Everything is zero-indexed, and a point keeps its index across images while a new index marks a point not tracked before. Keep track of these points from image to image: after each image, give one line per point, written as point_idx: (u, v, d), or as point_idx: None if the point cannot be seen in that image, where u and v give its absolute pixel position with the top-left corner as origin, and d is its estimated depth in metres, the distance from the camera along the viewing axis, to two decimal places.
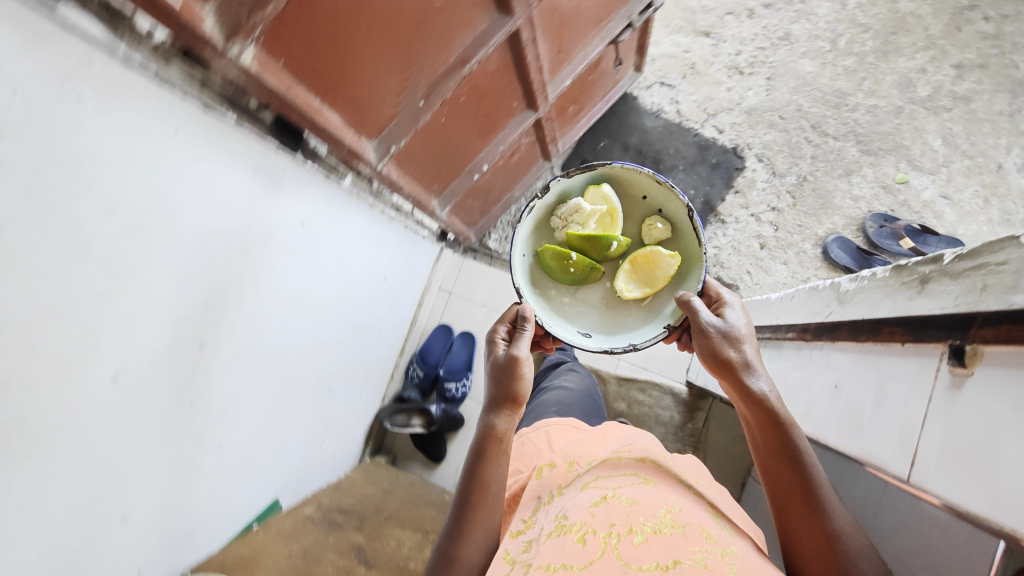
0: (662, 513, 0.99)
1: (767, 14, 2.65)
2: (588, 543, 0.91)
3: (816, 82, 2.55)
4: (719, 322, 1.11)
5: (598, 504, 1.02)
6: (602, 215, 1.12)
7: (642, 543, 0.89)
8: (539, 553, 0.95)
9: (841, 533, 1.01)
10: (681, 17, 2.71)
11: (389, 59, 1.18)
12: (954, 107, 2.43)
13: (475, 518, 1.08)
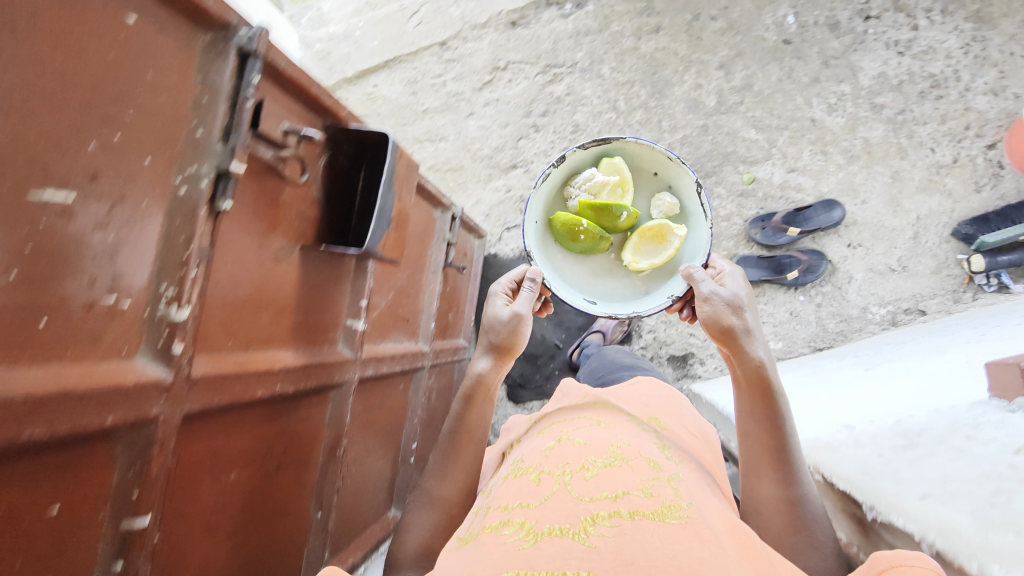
0: (612, 449, 1.02)
1: (549, 120, 2.77)
2: (543, 481, 0.96)
3: None
4: (722, 292, 1.25)
5: (552, 447, 1.07)
6: (613, 186, 1.28)
7: (594, 477, 0.93)
8: (499, 504, 0.99)
9: (803, 498, 1.16)
10: (485, 166, 2.81)
11: (264, 516, 1.12)
12: (743, 99, 2.57)
13: (450, 476, 1.32)
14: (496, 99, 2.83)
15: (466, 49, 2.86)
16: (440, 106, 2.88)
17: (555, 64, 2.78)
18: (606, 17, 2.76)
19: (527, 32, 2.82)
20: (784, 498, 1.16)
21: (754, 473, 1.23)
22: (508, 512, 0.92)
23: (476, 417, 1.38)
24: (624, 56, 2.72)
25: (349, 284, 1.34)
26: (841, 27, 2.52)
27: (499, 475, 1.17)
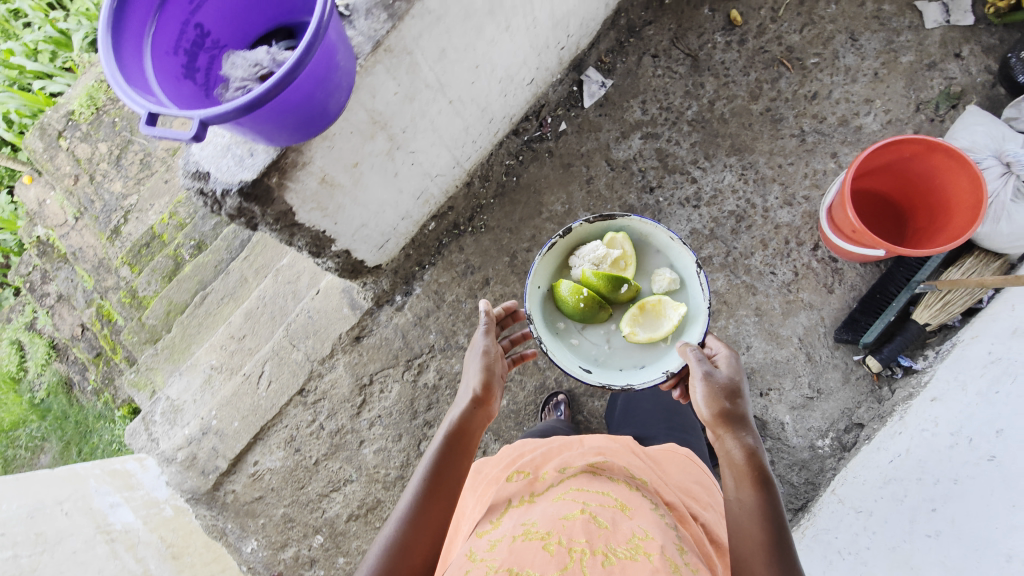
0: (633, 540, 1.38)
1: (438, 411, 2.68)
2: (556, 551, 1.31)
3: (521, 403, 2.62)
4: (720, 378, 1.62)
5: (570, 518, 1.42)
6: (619, 261, 1.97)
7: (610, 564, 1.28)
8: (509, 553, 1.33)
9: None
10: (402, 487, 2.64)
11: None
12: None
13: (427, 513, 1.42)
14: (379, 415, 2.72)
15: (326, 383, 2.76)
16: (329, 450, 2.72)
17: (415, 356, 2.74)
18: (437, 291, 2.78)
19: (374, 339, 2.77)
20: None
21: (743, 559, 1.40)
22: (517, 572, 1.26)
23: (459, 465, 1.52)
24: (472, 319, 2.72)
25: None
26: (636, 207, 2.66)
27: (506, 527, 1.48)
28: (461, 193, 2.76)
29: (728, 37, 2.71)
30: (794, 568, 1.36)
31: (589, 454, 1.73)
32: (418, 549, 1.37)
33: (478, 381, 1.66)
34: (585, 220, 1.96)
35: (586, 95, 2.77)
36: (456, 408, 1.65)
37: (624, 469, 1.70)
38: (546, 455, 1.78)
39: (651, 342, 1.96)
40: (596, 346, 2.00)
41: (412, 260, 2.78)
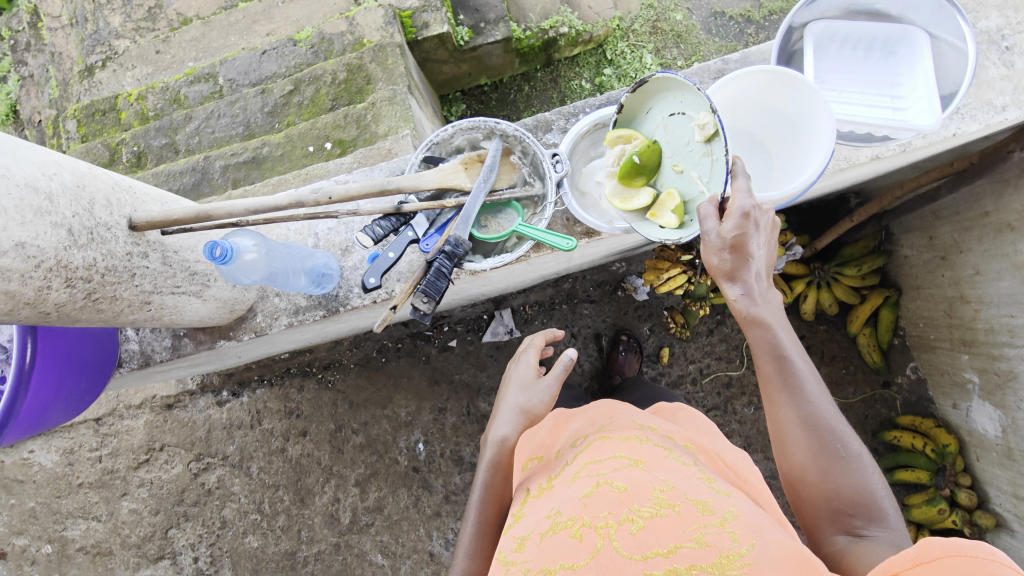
0: (654, 492, 1.21)
1: (198, 511, 2.77)
2: (584, 538, 1.15)
3: (266, 553, 2.72)
4: (716, 235, 1.20)
5: (590, 494, 1.23)
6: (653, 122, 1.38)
7: (639, 531, 1.13)
8: (538, 554, 1.17)
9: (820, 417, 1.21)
10: (133, 553, 2.77)
11: None
12: (373, 520, 2.67)
13: (484, 528, 1.51)
14: (150, 481, 2.79)
15: (120, 426, 2.79)
16: (94, 482, 2.80)
17: (208, 454, 2.78)
18: (258, 411, 2.76)
19: (183, 415, 2.79)
20: (802, 418, 1.22)
21: (770, 400, 1.26)
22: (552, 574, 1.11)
23: (507, 483, 1.57)
24: (272, 457, 2.75)
25: None
26: (463, 461, 2.65)
27: (530, 522, 1.27)
28: (326, 344, 2.71)
29: (646, 366, 2.51)
30: (814, 395, 1.24)
31: (595, 414, 1.55)
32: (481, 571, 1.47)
33: (515, 400, 1.68)
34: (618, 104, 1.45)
35: (489, 329, 2.63)
36: (502, 419, 1.65)
37: (627, 423, 1.47)
38: (546, 428, 1.56)
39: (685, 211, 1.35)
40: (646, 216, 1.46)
41: (252, 371, 2.76)
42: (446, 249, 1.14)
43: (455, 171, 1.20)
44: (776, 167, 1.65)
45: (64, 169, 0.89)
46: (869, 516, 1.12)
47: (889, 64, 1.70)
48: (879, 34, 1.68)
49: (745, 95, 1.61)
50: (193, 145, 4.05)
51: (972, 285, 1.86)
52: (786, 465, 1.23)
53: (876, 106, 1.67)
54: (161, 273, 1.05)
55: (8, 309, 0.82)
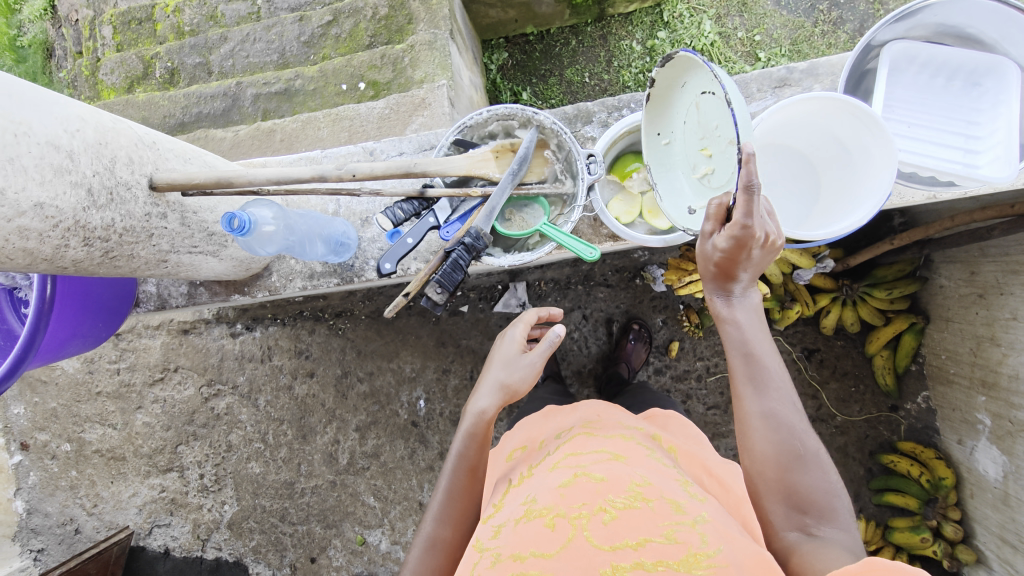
0: (632, 486, 1.23)
1: (206, 432, 2.92)
2: (558, 528, 1.16)
3: (266, 480, 2.87)
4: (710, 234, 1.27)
5: (567, 485, 1.24)
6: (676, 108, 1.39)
7: (612, 521, 1.16)
8: (511, 539, 1.16)
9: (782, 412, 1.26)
10: (144, 462, 2.95)
11: None
12: (369, 465, 2.79)
13: (453, 501, 1.44)
14: (164, 399, 2.92)
15: (138, 344, 2.91)
16: (112, 393, 2.95)
17: (219, 381, 2.89)
18: (270, 347, 2.85)
19: (198, 341, 2.89)
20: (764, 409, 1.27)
21: (736, 391, 1.32)
22: (522, 560, 1.10)
23: (481, 454, 1.47)
24: (279, 393, 2.85)
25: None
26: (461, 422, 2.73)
27: (508, 511, 1.28)
28: (340, 293, 2.75)
29: (653, 357, 2.51)
30: (780, 390, 1.29)
31: (587, 412, 1.60)
32: (448, 545, 1.39)
33: (497, 374, 1.49)
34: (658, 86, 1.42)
35: (502, 300, 2.65)
36: (480, 391, 1.50)
37: (613, 424, 1.52)
38: (538, 426, 1.64)
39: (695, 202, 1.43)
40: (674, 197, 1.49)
41: (267, 309, 2.84)
42: (466, 240, 1.11)
43: (484, 159, 1.16)
44: (823, 190, 1.69)
45: (91, 130, 1.06)
46: (821, 517, 1.17)
47: (971, 95, 1.69)
48: (965, 62, 1.66)
49: (795, 118, 1.63)
50: (227, 67, 3.97)
51: (1004, 328, 1.79)
52: (746, 449, 1.27)
53: (947, 140, 1.68)
54: (178, 233, 1.26)
55: (27, 261, 0.99)
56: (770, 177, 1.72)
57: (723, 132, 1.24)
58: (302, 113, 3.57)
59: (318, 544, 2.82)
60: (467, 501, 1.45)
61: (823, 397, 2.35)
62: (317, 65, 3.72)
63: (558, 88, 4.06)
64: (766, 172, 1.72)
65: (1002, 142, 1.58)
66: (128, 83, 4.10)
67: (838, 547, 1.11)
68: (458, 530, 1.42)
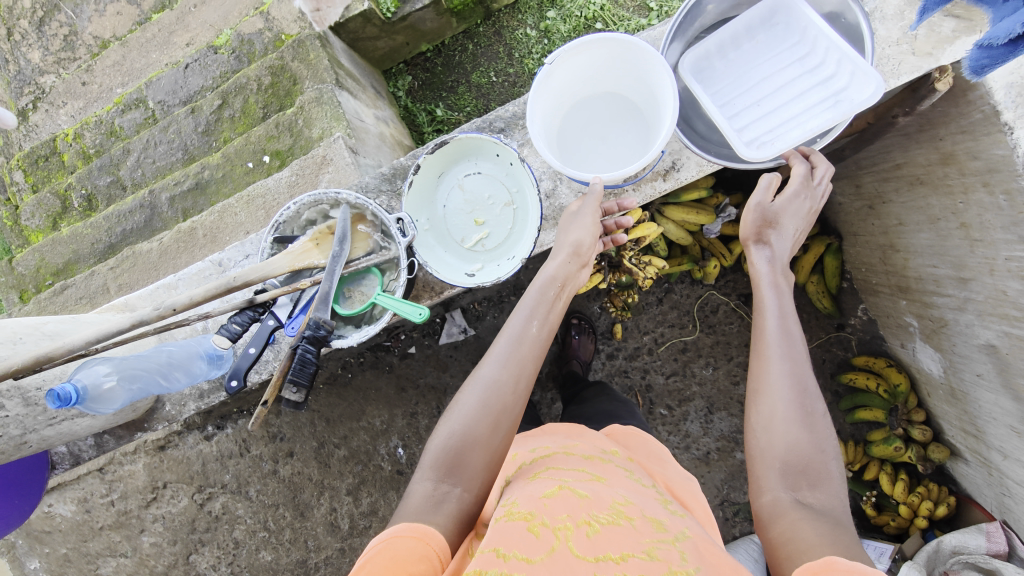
0: (614, 506, 1.25)
1: (211, 537, 2.97)
2: (542, 535, 1.12)
3: (280, 566, 2.92)
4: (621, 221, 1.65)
5: (550, 495, 1.24)
6: (451, 187, 1.73)
7: (595, 534, 1.14)
8: (490, 538, 1.12)
9: (805, 381, 1.25)
10: None
11: (410, 521, 1.16)
12: (371, 523, 2.84)
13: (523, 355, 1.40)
14: (162, 516, 2.98)
15: (123, 471, 2.97)
16: (112, 524, 3.00)
17: (208, 485, 2.96)
18: (245, 439, 2.94)
19: (177, 453, 2.96)
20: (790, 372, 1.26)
21: (761, 348, 1.32)
22: (503, 558, 1.05)
23: (550, 312, 1.47)
24: (266, 479, 2.92)
25: (478, 414, 1.33)
26: None
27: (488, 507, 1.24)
28: None
29: (602, 344, 2.54)
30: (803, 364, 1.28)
31: (557, 432, 1.58)
32: (506, 387, 1.36)
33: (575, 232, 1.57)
34: (424, 157, 1.63)
35: (444, 332, 2.77)
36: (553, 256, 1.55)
37: (592, 446, 1.55)
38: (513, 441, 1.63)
39: (487, 254, 1.72)
40: (461, 263, 1.72)
41: (231, 405, 2.91)
42: (308, 333, 1.14)
43: (306, 250, 1.19)
44: (649, 125, 1.70)
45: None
46: (816, 484, 1.14)
47: (776, 36, 1.72)
48: (750, 20, 1.71)
49: (594, 65, 1.64)
50: (138, 177, 3.99)
51: (899, 235, 1.83)
52: (761, 411, 1.25)
53: (799, 86, 1.68)
54: (24, 414, 1.50)
55: None
56: (604, 131, 1.73)
57: (496, 199, 1.71)
58: (218, 201, 3.59)
59: None
60: (532, 355, 1.41)
61: None
62: (220, 150, 3.75)
63: (470, 95, 4.05)
64: (593, 126, 1.74)
65: (843, 61, 1.59)
66: (51, 221, 4.15)
67: (824, 514, 1.10)
68: (516, 380, 1.37)
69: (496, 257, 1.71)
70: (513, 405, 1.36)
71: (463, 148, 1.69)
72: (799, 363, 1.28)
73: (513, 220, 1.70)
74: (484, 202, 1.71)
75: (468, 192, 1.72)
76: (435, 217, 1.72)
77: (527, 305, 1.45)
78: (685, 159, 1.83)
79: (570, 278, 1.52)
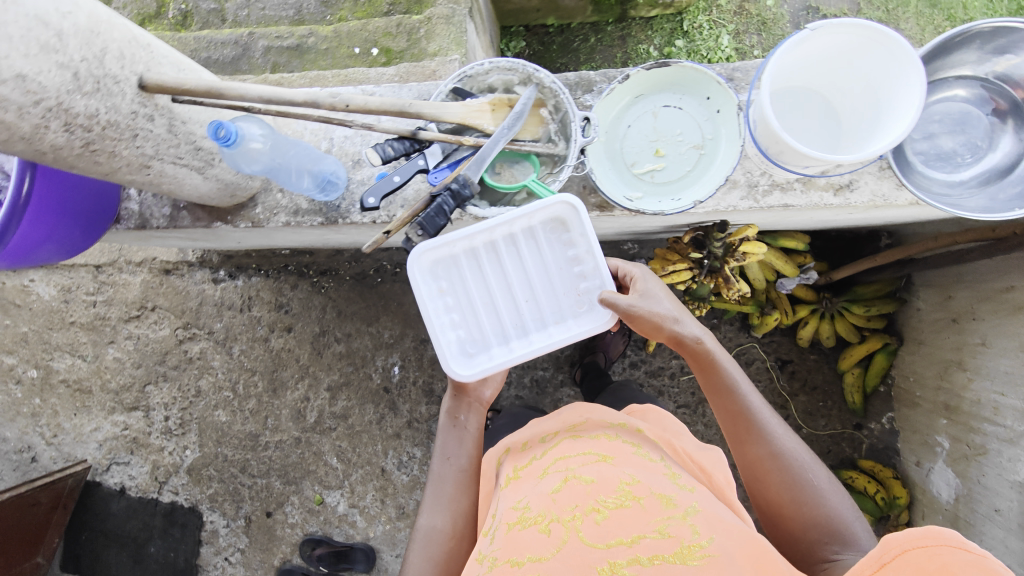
0: (621, 485, 1.31)
1: (177, 375, 2.93)
2: (552, 532, 1.25)
3: (231, 430, 2.89)
4: None
5: (558, 489, 1.33)
6: (647, 111, 1.75)
7: (603, 521, 1.24)
8: (506, 544, 1.25)
9: (780, 454, 1.43)
10: (110, 399, 2.98)
11: None
12: (336, 425, 2.80)
13: (450, 498, 1.56)
14: (137, 337, 2.94)
15: (119, 278, 2.93)
16: (86, 324, 2.97)
17: (195, 325, 2.90)
18: (250, 297, 2.87)
19: (179, 283, 2.91)
20: (770, 454, 1.44)
21: (741, 439, 1.49)
22: (518, 564, 1.20)
23: (462, 449, 1.61)
24: (254, 344, 2.86)
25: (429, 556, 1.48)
26: (433, 393, 2.75)
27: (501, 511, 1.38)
28: (327, 251, 2.78)
29: (631, 350, 2.55)
30: (775, 435, 1.46)
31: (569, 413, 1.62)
32: (445, 530, 1.52)
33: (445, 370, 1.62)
34: (640, 70, 1.63)
35: None
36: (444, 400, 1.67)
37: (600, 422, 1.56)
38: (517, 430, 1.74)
39: (661, 184, 1.74)
40: (626, 184, 1.75)
41: (251, 259, 2.85)
42: (452, 186, 1.12)
43: (481, 110, 1.18)
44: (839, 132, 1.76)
45: (83, 16, 1.15)
46: (842, 540, 1.32)
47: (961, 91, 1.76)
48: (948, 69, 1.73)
49: (824, 55, 1.66)
50: (242, 17, 3.93)
51: (973, 354, 1.84)
52: (765, 493, 1.44)
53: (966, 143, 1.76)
54: (163, 139, 1.39)
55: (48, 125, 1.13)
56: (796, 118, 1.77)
57: (685, 138, 1.73)
58: (311, 71, 3.54)
59: (274, 498, 2.86)
60: (457, 488, 1.58)
61: (792, 408, 2.40)
62: (332, 25, 3.70)
63: None
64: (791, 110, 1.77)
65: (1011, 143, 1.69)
66: (140, 21, 4.06)
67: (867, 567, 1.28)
68: (452, 521, 1.54)
69: (664, 190, 1.73)
70: (457, 546, 1.52)
71: (675, 78, 1.70)
72: (771, 441, 1.45)
73: (695, 163, 1.72)
74: (671, 137, 1.74)
75: (660, 122, 1.74)
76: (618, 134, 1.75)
77: (439, 451, 1.62)
78: (862, 181, 1.66)
79: (466, 408, 1.63)
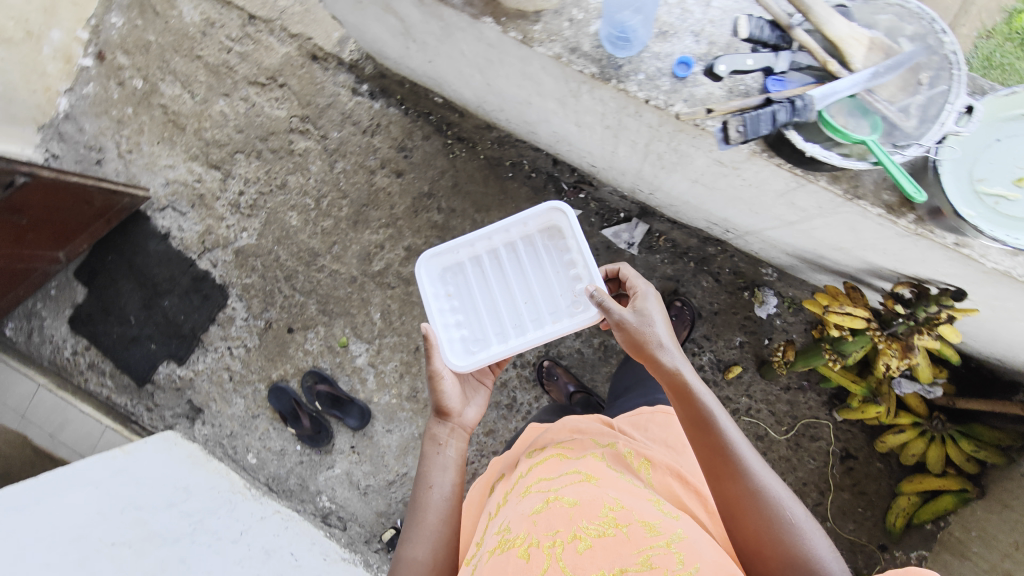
0: (605, 511, 1.23)
1: (271, 159, 2.82)
2: (531, 558, 1.16)
3: (296, 237, 2.80)
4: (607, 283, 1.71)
5: (539, 511, 1.26)
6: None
7: (585, 549, 1.15)
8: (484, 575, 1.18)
9: (761, 491, 1.20)
10: (198, 147, 2.87)
11: None
12: (396, 286, 2.71)
13: (427, 526, 1.40)
14: (253, 104, 2.82)
15: (265, 40, 2.80)
16: (211, 65, 2.84)
17: (313, 123, 2.77)
18: (378, 124, 2.72)
19: (319, 74, 2.76)
20: (753, 490, 1.20)
21: (718, 473, 1.24)
22: None
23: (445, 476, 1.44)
24: (359, 169, 2.74)
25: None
26: None
27: (485, 545, 1.31)
28: (475, 120, 2.63)
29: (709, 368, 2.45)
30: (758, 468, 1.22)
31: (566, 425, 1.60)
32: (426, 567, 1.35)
33: (433, 394, 1.50)
34: None
35: (615, 228, 2.50)
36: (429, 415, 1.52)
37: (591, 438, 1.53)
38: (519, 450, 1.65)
39: (1001, 218, 1.33)
40: (961, 196, 1.34)
41: (400, 90, 2.71)
42: (796, 102, 1.27)
43: (860, 41, 1.32)
44: None
45: None
46: None
47: None
48: None
49: None
50: None
51: None
52: (741, 533, 1.21)
53: None
54: None
55: None
56: None
57: None
58: None
59: (301, 320, 2.79)
60: (436, 522, 1.40)
61: (828, 499, 2.34)
62: None
63: None
64: None
65: None
66: None
67: None
68: (432, 557, 1.37)
69: (1002, 224, 1.33)
70: None
71: None
72: (752, 473, 1.22)
73: None
74: None
75: None
76: (979, 140, 1.35)
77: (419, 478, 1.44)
78: None
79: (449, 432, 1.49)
